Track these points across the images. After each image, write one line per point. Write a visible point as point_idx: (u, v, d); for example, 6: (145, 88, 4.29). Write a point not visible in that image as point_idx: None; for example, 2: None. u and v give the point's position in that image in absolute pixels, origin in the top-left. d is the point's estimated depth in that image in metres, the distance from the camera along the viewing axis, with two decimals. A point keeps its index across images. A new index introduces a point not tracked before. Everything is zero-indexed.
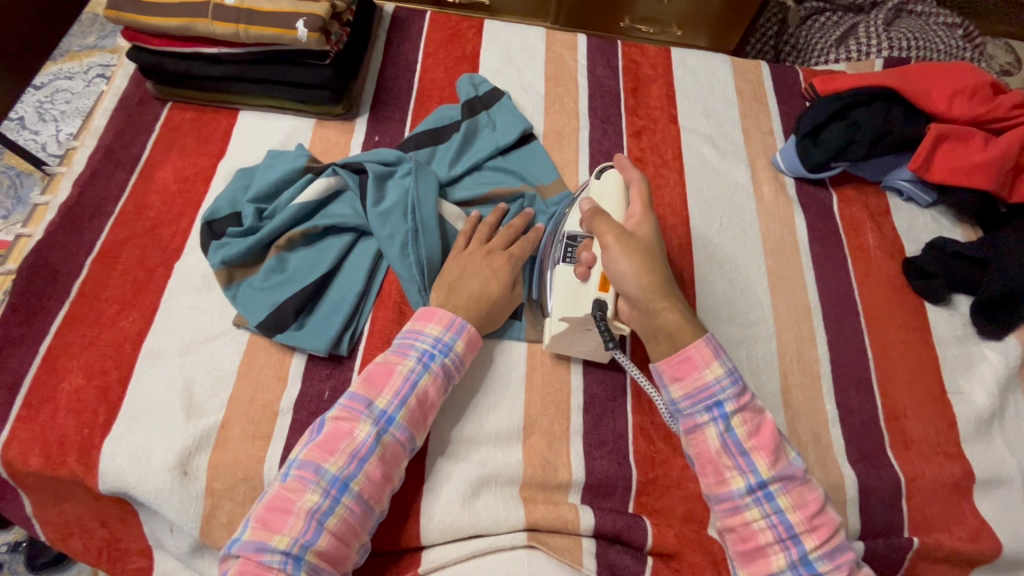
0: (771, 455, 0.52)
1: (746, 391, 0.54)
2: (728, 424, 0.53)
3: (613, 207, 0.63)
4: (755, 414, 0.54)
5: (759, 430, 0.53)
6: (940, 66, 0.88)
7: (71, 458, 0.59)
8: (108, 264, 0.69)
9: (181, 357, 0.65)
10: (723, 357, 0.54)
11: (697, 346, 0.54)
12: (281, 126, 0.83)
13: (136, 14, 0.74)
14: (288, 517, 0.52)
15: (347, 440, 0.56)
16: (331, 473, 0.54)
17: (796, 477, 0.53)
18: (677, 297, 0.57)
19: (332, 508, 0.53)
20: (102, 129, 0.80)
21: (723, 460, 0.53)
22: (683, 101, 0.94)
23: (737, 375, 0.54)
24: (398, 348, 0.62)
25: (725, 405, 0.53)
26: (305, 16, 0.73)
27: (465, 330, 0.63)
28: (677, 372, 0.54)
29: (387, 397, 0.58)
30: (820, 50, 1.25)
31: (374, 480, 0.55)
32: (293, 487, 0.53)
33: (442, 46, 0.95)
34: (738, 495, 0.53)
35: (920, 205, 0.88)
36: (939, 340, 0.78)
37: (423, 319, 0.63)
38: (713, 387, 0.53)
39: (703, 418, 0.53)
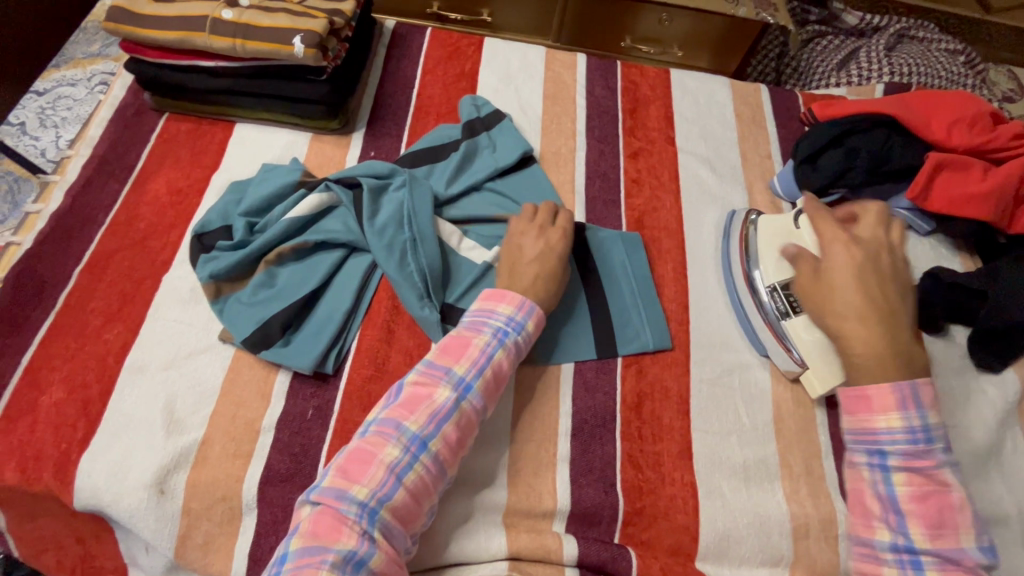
0: (928, 526, 0.53)
1: (918, 446, 0.55)
2: (887, 478, 0.56)
3: (848, 250, 0.70)
4: (931, 482, 0.55)
5: (929, 493, 0.54)
6: (938, 95, 0.87)
7: (47, 473, 0.58)
8: (97, 275, 0.69)
9: (165, 371, 0.64)
10: (914, 411, 0.56)
11: (877, 388, 0.57)
12: (277, 139, 0.82)
13: (135, 26, 0.74)
14: (369, 467, 0.51)
15: (427, 403, 0.55)
16: (411, 431, 0.53)
17: (961, 562, 0.52)
18: (876, 320, 0.60)
19: (411, 465, 0.52)
20: (98, 138, 0.80)
21: (873, 510, 0.56)
22: (681, 123, 0.94)
23: (919, 434, 0.55)
24: (471, 323, 0.61)
25: (889, 457, 0.56)
26: (302, 32, 0.73)
27: (535, 311, 0.63)
28: (852, 407, 0.59)
29: (464, 365, 0.58)
30: (821, 74, 1.26)
31: (450, 444, 0.54)
32: (374, 442, 0.53)
33: (441, 63, 0.95)
34: (880, 547, 0.54)
35: (919, 233, 0.87)
36: (937, 372, 0.76)
37: (496, 296, 0.63)
38: (881, 434, 0.56)
39: (861, 460, 0.58)
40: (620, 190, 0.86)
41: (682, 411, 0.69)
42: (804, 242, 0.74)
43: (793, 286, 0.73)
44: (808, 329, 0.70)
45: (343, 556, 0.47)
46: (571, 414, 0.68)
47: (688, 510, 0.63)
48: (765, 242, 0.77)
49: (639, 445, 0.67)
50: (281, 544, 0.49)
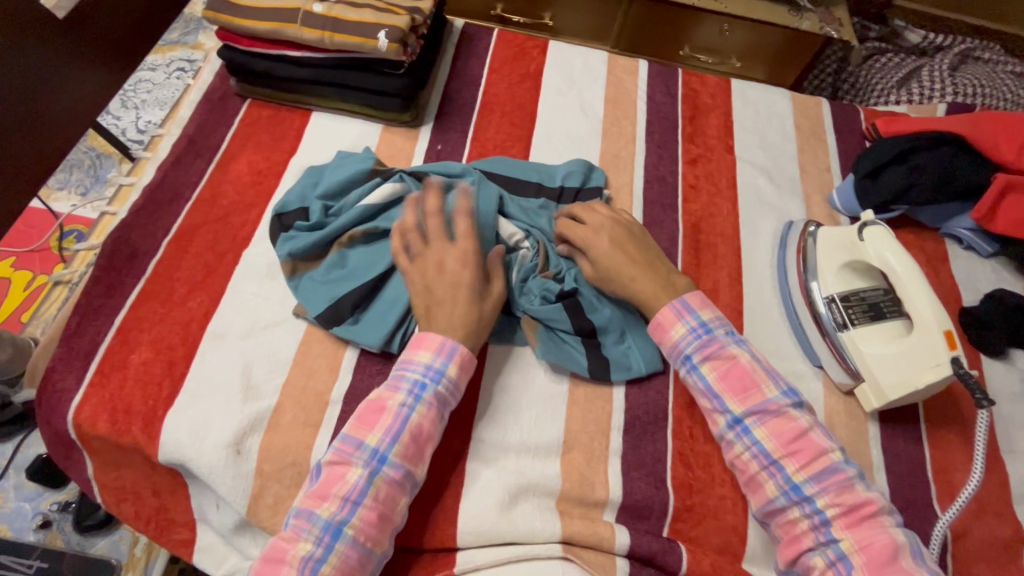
0: (800, 460, 0.59)
1: (710, 342, 0.65)
2: (700, 373, 0.64)
3: (901, 263, 0.70)
4: (724, 360, 0.64)
5: (728, 372, 0.63)
6: (1010, 115, 0.86)
7: (135, 426, 0.62)
8: (183, 246, 0.73)
9: (243, 340, 0.68)
10: (688, 318, 0.65)
11: (662, 312, 0.66)
12: (350, 129, 0.86)
13: (232, 16, 0.79)
14: (281, 568, 0.53)
15: (340, 484, 0.56)
16: (323, 519, 0.54)
17: (836, 477, 0.58)
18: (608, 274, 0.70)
19: (325, 557, 0.53)
20: (187, 119, 0.85)
21: (758, 471, 0.60)
22: (741, 132, 0.95)
23: (790, 395, 0.62)
24: (392, 381, 0.62)
25: (693, 356, 0.64)
26: (387, 27, 0.76)
27: (461, 355, 0.63)
28: (660, 335, 0.66)
29: (377, 435, 0.58)
30: (881, 90, 1.24)
31: (369, 523, 0.55)
32: (288, 537, 0.55)
33: (507, 63, 0.98)
34: (776, 501, 0.59)
35: (981, 255, 0.86)
36: (995, 395, 0.75)
37: (417, 344, 0.63)
38: (726, 403, 0.62)
39: (728, 433, 0.62)
40: (677, 195, 0.87)
41: None
42: (866, 257, 0.74)
43: (855, 300, 0.74)
44: (868, 341, 0.71)
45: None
46: (624, 410, 0.69)
47: (737, 511, 0.65)
48: (825, 252, 0.78)
49: (690, 444, 0.68)
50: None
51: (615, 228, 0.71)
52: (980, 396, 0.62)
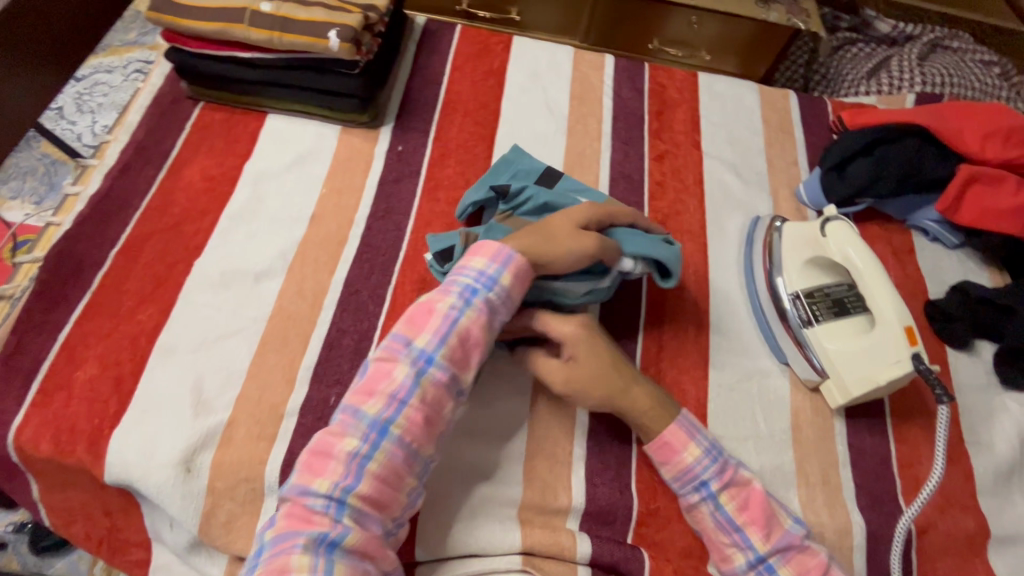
0: (762, 528, 0.58)
1: (683, 426, 0.62)
2: (717, 499, 0.60)
3: (864, 257, 0.70)
4: (734, 481, 0.60)
5: (734, 489, 0.60)
6: (972, 106, 0.86)
7: (80, 447, 0.60)
8: (131, 257, 0.71)
9: (194, 353, 0.66)
10: (700, 437, 0.62)
11: (672, 432, 0.61)
12: (307, 131, 0.84)
13: (177, 17, 0.76)
14: (329, 461, 0.52)
15: (386, 381, 0.56)
16: (370, 415, 0.54)
17: (793, 546, 0.58)
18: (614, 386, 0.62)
19: (372, 453, 0.53)
20: (136, 124, 0.82)
21: (722, 537, 0.60)
22: (708, 127, 0.94)
23: (715, 452, 0.61)
24: (443, 288, 0.61)
25: (710, 483, 0.60)
26: (338, 26, 0.74)
27: (517, 265, 0.62)
28: (666, 456, 0.61)
29: (426, 336, 0.58)
30: (851, 81, 1.24)
31: (417, 423, 0.55)
32: (335, 432, 0.54)
33: (470, 60, 0.96)
34: (741, 568, 0.59)
35: (947, 246, 0.86)
36: (960, 386, 0.75)
37: (473, 250, 0.63)
38: (695, 469, 0.60)
39: (694, 498, 0.61)
40: (644, 193, 0.86)
41: (699, 414, 0.69)
42: (829, 254, 0.74)
43: (819, 296, 0.74)
44: (832, 338, 0.71)
45: (315, 541, 0.48)
46: (588, 413, 0.68)
47: None
48: (790, 249, 0.78)
49: None
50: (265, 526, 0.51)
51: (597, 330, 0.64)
52: (940, 391, 0.61)
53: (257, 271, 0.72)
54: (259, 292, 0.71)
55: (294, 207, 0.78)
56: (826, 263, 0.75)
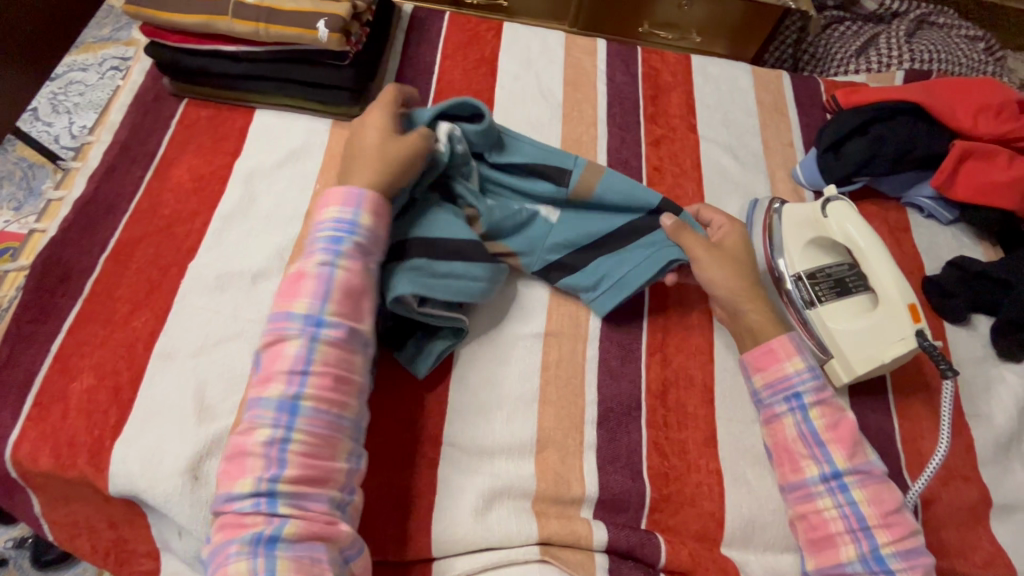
0: (847, 448, 0.61)
1: (826, 388, 0.64)
2: (807, 416, 0.63)
3: (864, 236, 0.71)
4: (836, 412, 0.63)
5: (837, 425, 0.62)
6: (965, 81, 0.87)
7: (82, 459, 0.59)
8: (123, 262, 0.69)
9: (194, 358, 0.64)
10: (805, 353, 0.66)
11: (778, 340, 0.66)
12: (297, 125, 0.82)
13: (156, 10, 0.73)
14: (245, 461, 0.52)
15: (282, 360, 0.55)
16: (274, 400, 0.54)
17: (872, 475, 0.61)
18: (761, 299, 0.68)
19: (290, 436, 0.52)
20: (118, 123, 0.79)
21: (799, 449, 0.63)
22: (703, 110, 0.93)
23: (817, 373, 0.64)
24: (309, 249, 0.60)
25: (804, 396, 0.63)
26: (326, 16, 0.72)
27: (363, 197, 0.62)
28: (759, 362, 0.66)
29: (302, 301, 0.57)
30: (840, 60, 1.25)
31: (325, 387, 0.55)
32: (243, 430, 0.53)
33: (461, 48, 0.94)
34: (813, 482, 0.61)
35: (942, 222, 0.87)
36: (959, 360, 0.77)
37: (322, 203, 0.62)
38: (793, 379, 0.64)
39: (782, 409, 0.64)
40: (642, 178, 0.86)
41: (706, 399, 0.70)
42: (831, 233, 0.74)
43: (821, 277, 0.74)
44: (835, 318, 0.71)
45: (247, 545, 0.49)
46: (597, 403, 0.68)
47: (714, 496, 0.64)
48: (791, 230, 0.77)
49: (665, 432, 0.67)
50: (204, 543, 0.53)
51: (739, 246, 0.72)
52: (944, 366, 0.63)
53: (254, 272, 0.70)
54: (257, 293, 0.69)
55: (289, 205, 0.76)
56: (826, 243, 0.75)
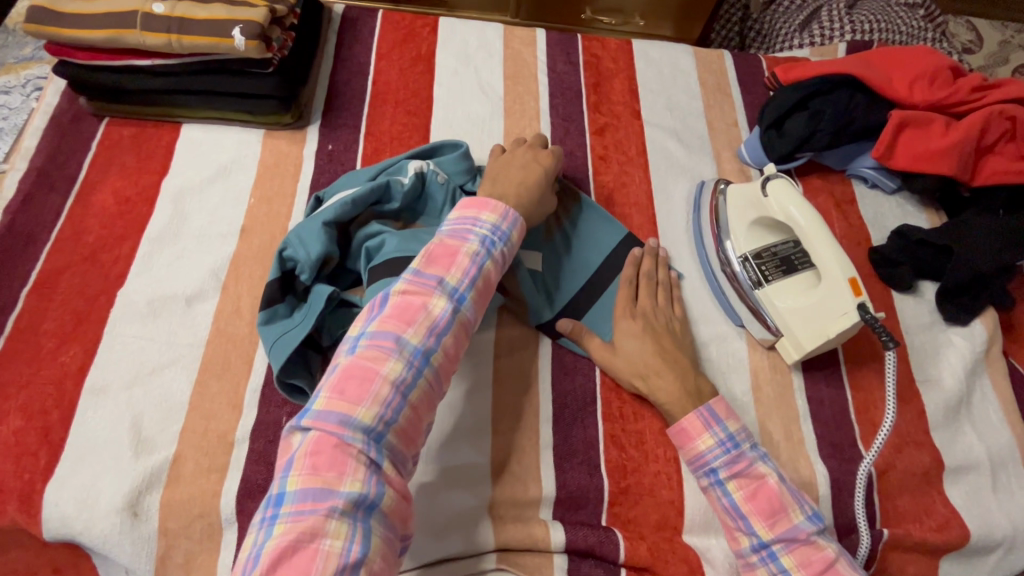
0: (767, 518, 0.58)
1: (740, 457, 0.61)
2: (726, 489, 0.60)
3: (802, 213, 0.71)
4: (753, 480, 0.60)
5: (757, 494, 0.59)
6: (900, 51, 0.87)
7: (12, 506, 0.56)
8: (46, 295, 0.66)
9: (128, 390, 0.62)
10: (716, 427, 0.61)
11: (689, 419, 0.62)
12: (228, 138, 0.79)
13: (59, 27, 0.69)
14: (370, 387, 0.49)
15: (424, 313, 0.54)
16: (413, 344, 0.52)
17: (800, 539, 0.57)
18: (668, 374, 0.65)
19: (416, 380, 0.52)
20: (34, 149, 0.75)
21: (729, 520, 0.60)
22: (646, 95, 0.93)
23: (730, 444, 0.61)
24: (455, 233, 0.60)
25: (719, 471, 0.60)
26: (242, 23, 0.69)
27: (517, 221, 0.63)
28: (677, 442, 0.62)
29: (456, 274, 0.57)
30: (785, 35, 1.22)
31: (450, 355, 0.55)
32: (371, 357, 0.51)
33: (396, 47, 0.91)
34: (746, 553, 0.59)
35: (886, 191, 0.88)
36: (907, 327, 0.78)
37: (473, 210, 0.62)
38: (706, 456, 0.61)
39: (704, 483, 0.61)
40: (588, 168, 0.84)
41: None
42: (771, 213, 0.74)
43: (767, 256, 0.74)
44: (781, 296, 0.71)
45: (355, 480, 0.45)
46: (551, 400, 0.67)
47: (673, 485, 0.64)
48: (736, 211, 0.78)
49: (621, 424, 0.67)
50: (267, 525, 0.44)
51: (645, 329, 0.68)
52: (886, 337, 0.64)
53: (188, 294, 0.68)
54: (192, 316, 0.67)
55: (222, 221, 0.73)
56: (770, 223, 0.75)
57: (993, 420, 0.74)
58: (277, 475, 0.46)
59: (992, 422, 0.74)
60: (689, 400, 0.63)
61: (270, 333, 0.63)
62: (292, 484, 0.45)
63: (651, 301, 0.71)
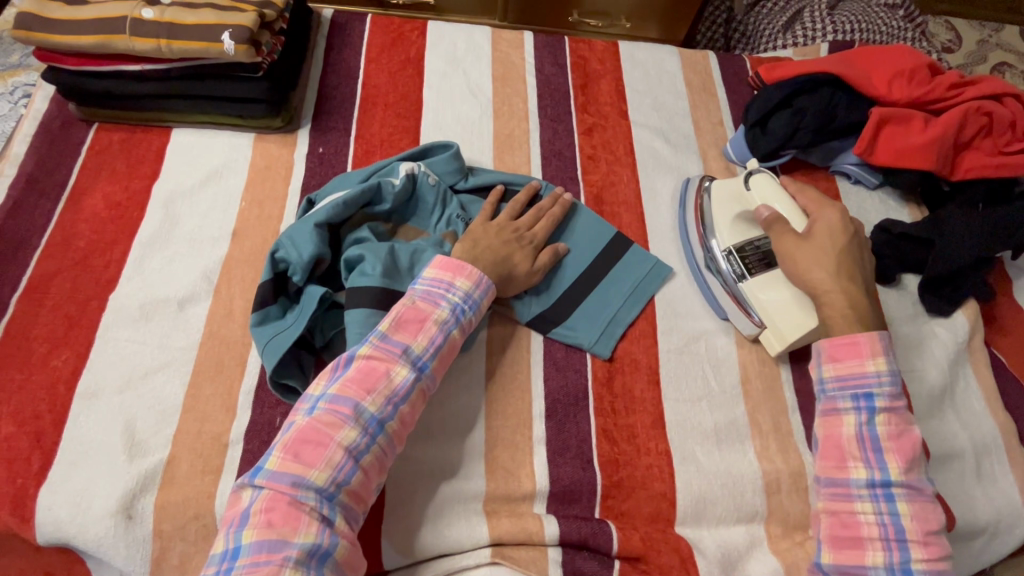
0: (905, 461, 0.58)
1: (899, 397, 0.61)
2: (873, 419, 0.60)
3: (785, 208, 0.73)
4: (903, 424, 0.60)
5: (902, 437, 0.59)
6: (879, 51, 0.90)
7: (5, 511, 0.56)
8: (37, 300, 0.66)
9: (121, 393, 0.62)
10: (892, 359, 0.62)
11: (867, 337, 0.62)
12: (218, 142, 0.79)
13: (48, 33, 0.70)
14: (325, 451, 0.52)
15: (385, 380, 0.56)
16: (370, 412, 0.55)
17: (922, 492, 0.58)
18: (848, 287, 0.66)
19: (369, 446, 0.54)
20: (23, 155, 0.75)
21: (852, 449, 0.60)
22: (632, 95, 0.94)
23: (898, 380, 0.61)
24: (428, 296, 0.62)
25: (877, 400, 0.60)
26: (231, 27, 0.70)
27: (490, 288, 0.65)
28: (836, 353, 0.63)
29: (422, 343, 0.59)
30: (768, 36, 1.25)
31: (405, 422, 0.57)
32: (328, 421, 0.53)
33: (385, 50, 0.92)
34: (855, 484, 0.59)
35: (868, 187, 0.90)
36: (891, 320, 0.79)
37: (450, 270, 0.64)
38: (871, 379, 0.61)
39: (847, 406, 0.61)
40: (576, 168, 0.86)
41: (653, 381, 0.70)
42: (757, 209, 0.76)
43: (749, 249, 0.75)
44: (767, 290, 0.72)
45: (301, 539, 0.48)
46: (543, 396, 0.68)
47: (664, 477, 0.65)
48: (719, 208, 0.79)
49: (612, 419, 0.68)
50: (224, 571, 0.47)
51: (843, 246, 0.69)
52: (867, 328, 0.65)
53: (180, 297, 0.68)
54: (185, 318, 0.67)
55: (214, 225, 0.73)
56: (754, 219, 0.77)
57: (976, 408, 0.76)
58: (230, 528, 0.49)
59: (975, 410, 0.75)
60: (868, 319, 0.64)
61: (263, 334, 0.63)
62: (247, 537, 0.48)
63: (826, 226, 0.71)
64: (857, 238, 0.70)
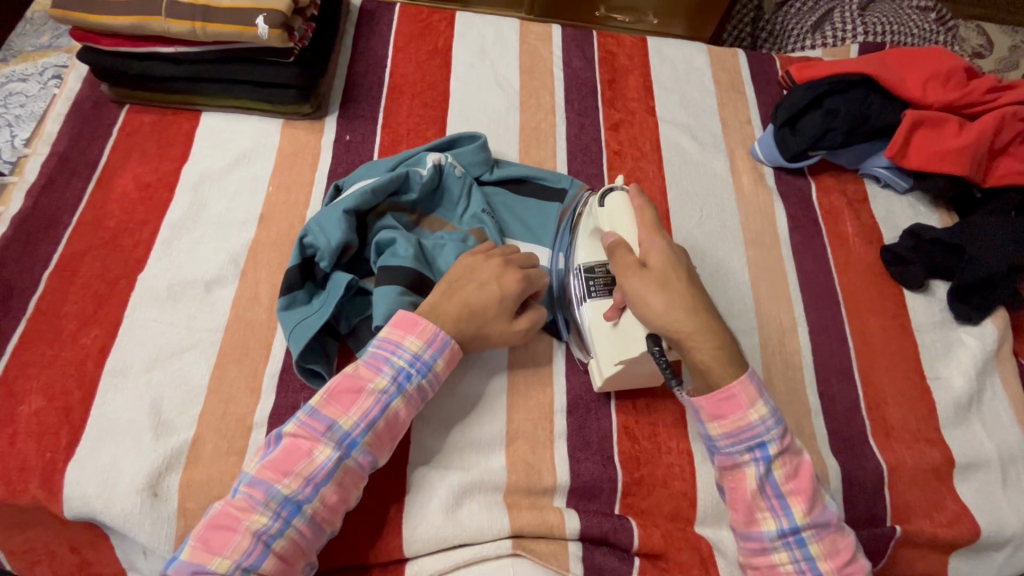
0: (807, 500, 0.55)
1: (787, 433, 0.56)
2: (769, 467, 0.55)
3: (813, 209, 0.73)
4: (795, 456, 0.56)
5: (798, 474, 0.56)
6: (915, 52, 0.88)
7: (34, 484, 0.56)
8: (68, 278, 0.66)
9: (147, 372, 0.62)
10: (767, 396, 0.56)
11: (740, 384, 0.55)
12: (247, 128, 0.80)
13: (88, 13, 0.70)
14: (232, 538, 0.49)
15: (306, 460, 0.52)
16: (283, 494, 0.51)
17: (830, 524, 0.55)
18: (704, 328, 0.56)
19: (282, 531, 0.50)
20: (56, 134, 0.76)
21: (758, 502, 0.55)
22: (660, 92, 0.93)
23: (779, 417, 0.56)
24: (372, 359, 0.57)
25: (769, 447, 0.55)
26: (265, 12, 0.70)
27: (448, 346, 0.59)
28: (717, 409, 0.55)
29: (353, 418, 0.54)
30: (796, 36, 1.23)
31: (329, 504, 0.53)
32: (240, 506, 0.50)
33: (413, 40, 0.92)
34: (768, 536, 0.55)
35: (898, 191, 0.88)
36: (918, 326, 0.78)
37: (399, 329, 0.58)
38: (758, 428, 0.55)
39: (744, 458, 0.55)
40: (602, 163, 0.85)
41: None
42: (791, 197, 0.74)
43: (600, 271, 0.67)
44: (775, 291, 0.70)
45: (241, 552, 0.49)
46: (565, 391, 0.68)
47: (686, 476, 0.64)
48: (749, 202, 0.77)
49: (635, 416, 0.67)
50: None
51: (682, 274, 0.58)
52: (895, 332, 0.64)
53: (207, 280, 0.68)
54: (212, 301, 0.67)
55: (241, 209, 0.74)
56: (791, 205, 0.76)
57: (1002, 418, 0.74)
58: None
59: (1001, 420, 0.74)
60: (732, 362, 0.56)
61: (290, 318, 0.63)
62: None
63: (668, 243, 0.60)
64: (693, 268, 0.60)
